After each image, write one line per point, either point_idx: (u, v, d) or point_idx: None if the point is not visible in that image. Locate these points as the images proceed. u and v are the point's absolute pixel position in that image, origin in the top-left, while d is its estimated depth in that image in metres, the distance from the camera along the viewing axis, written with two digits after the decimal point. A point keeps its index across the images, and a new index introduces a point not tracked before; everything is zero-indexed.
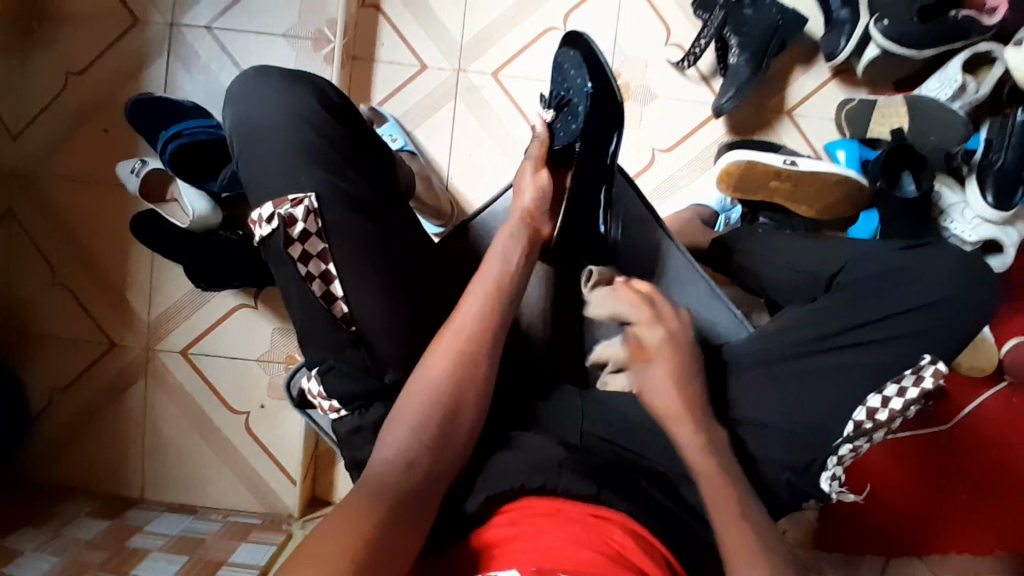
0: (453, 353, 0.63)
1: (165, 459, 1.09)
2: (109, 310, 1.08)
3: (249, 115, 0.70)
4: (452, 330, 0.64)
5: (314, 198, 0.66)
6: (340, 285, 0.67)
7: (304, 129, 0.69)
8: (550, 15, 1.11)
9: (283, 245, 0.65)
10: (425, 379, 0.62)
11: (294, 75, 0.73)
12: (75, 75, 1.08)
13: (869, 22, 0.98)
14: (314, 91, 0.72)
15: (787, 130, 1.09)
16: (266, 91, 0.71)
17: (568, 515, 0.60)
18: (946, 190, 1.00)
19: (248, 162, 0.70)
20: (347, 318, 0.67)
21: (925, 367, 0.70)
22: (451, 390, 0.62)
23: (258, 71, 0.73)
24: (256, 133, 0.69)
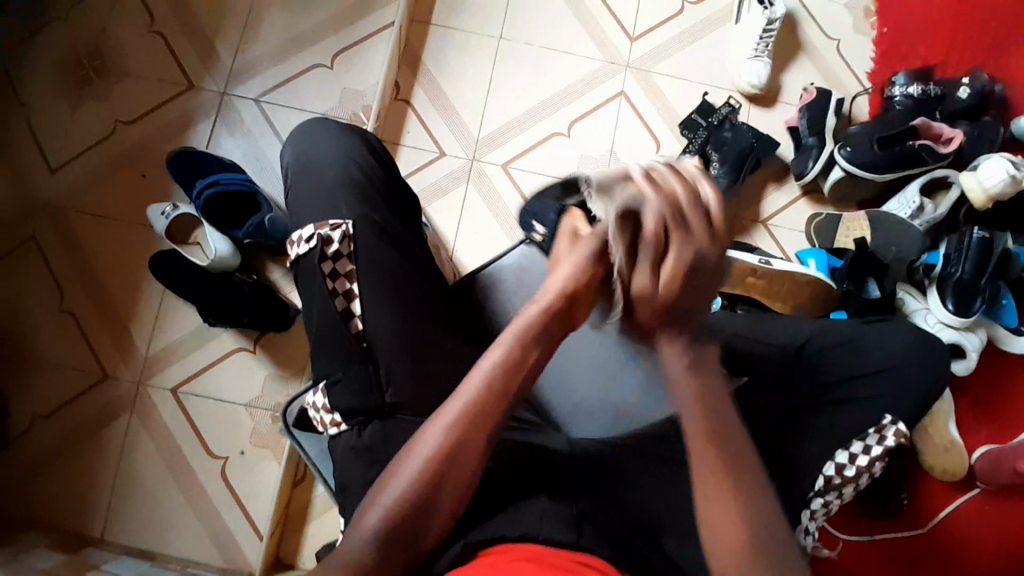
0: (454, 425, 0.60)
1: (133, 500, 1.05)
2: (110, 342, 1.10)
3: (307, 155, 0.81)
4: (459, 398, 0.61)
5: (351, 223, 0.76)
6: (359, 304, 0.73)
7: (353, 170, 0.80)
8: (557, 122, 1.27)
9: (317, 260, 0.73)
10: (422, 447, 0.60)
11: (349, 127, 0.85)
12: (125, 124, 1.19)
13: (834, 148, 1.15)
14: (364, 140, 0.84)
15: (762, 237, 1.22)
16: (322, 138, 0.83)
17: (548, 560, 0.59)
18: (909, 297, 1.10)
19: (299, 194, 0.81)
20: (361, 335, 0.72)
21: (887, 426, 0.78)
22: (449, 463, 0.59)
23: (319, 122, 0.85)
24: (312, 170, 0.80)
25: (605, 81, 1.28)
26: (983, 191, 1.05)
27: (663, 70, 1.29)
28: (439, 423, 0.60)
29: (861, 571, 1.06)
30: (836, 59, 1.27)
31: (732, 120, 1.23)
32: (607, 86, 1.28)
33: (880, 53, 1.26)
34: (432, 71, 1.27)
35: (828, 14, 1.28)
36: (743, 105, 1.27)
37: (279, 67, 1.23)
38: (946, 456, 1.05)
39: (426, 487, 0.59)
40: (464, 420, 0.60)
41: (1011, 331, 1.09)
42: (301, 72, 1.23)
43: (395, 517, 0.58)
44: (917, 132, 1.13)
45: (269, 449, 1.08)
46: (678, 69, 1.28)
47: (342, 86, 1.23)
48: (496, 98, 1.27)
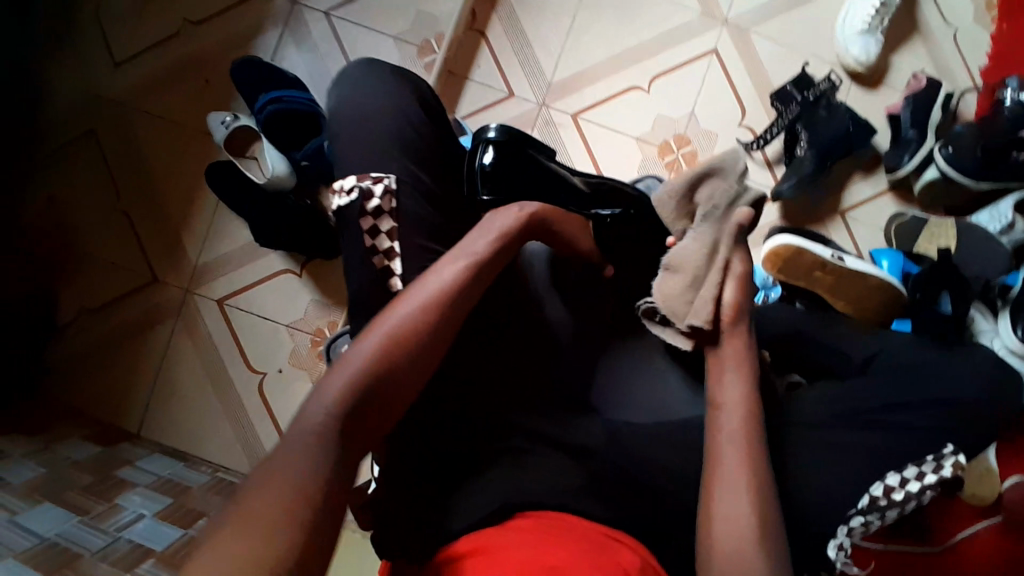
0: (423, 302, 0.62)
1: (171, 401, 1.09)
2: (161, 245, 1.11)
3: (354, 97, 0.79)
4: (433, 279, 0.64)
5: (394, 179, 0.73)
6: (399, 264, 0.72)
7: (402, 119, 0.77)
8: (637, 75, 1.18)
9: (357, 216, 0.71)
10: (391, 318, 0.61)
11: (398, 70, 0.82)
12: (193, 25, 1.15)
13: (934, 146, 1.05)
14: (414, 87, 0.81)
15: (837, 229, 1.15)
16: (373, 84, 0.79)
17: (581, 532, 0.62)
18: (979, 317, 1.00)
19: (341, 138, 0.78)
20: (399, 294, 0.71)
21: (946, 457, 0.76)
22: (417, 335, 0.61)
23: (369, 63, 0.82)
24: (358, 113, 0.78)
25: (696, 36, 1.18)
26: None
27: (762, 32, 1.18)
28: (411, 298, 0.63)
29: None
30: (955, 44, 1.14)
31: (829, 97, 1.11)
32: (696, 43, 1.18)
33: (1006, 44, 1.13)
34: (511, 4, 1.19)
35: None
36: (843, 83, 1.16)
37: None
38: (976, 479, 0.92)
39: (387, 360, 0.59)
40: (433, 304, 0.63)
41: None
42: None
43: (319, 421, 0.54)
44: None
45: (305, 371, 1.09)
46: (779, 33, 1.17)
47: (416, 12, 1.17)
48: (576, 42, 1.19)
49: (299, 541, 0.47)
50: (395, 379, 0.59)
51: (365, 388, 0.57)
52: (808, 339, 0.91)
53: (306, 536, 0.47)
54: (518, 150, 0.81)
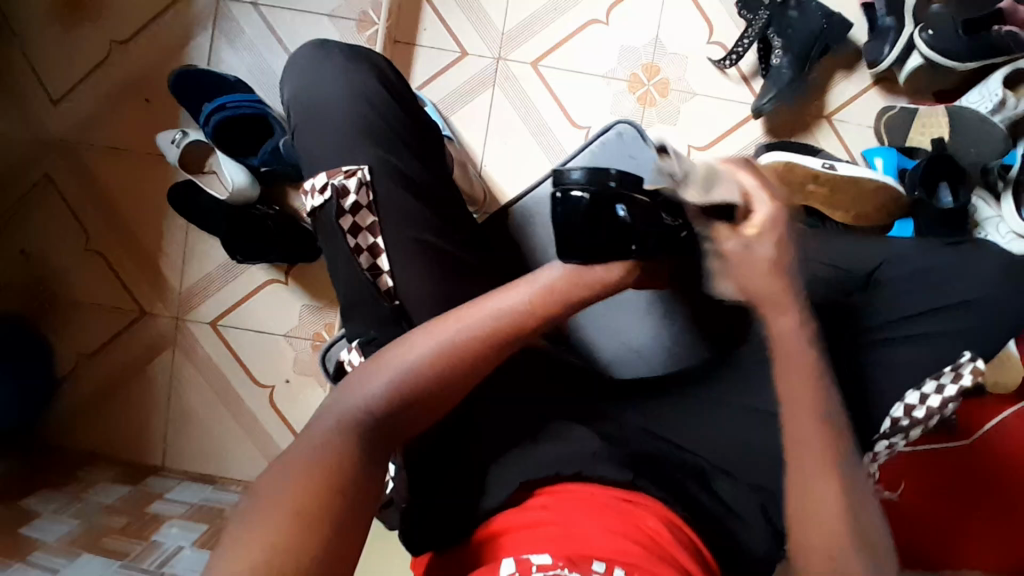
0: (480, 325, 0.59)
1: (186, 428, 1.10)
2: (142, 279, 1.10)
3: (309, 90, 0.75)
4: (493, 303, 0.61)
5: (367, 169, 0.70)
6: (387, 260, 0.69)
7: (364, 106, 0.74)
8: (592, 8, 1.11)
9: (336, 216, 0.69)
10: (440, 333, 0.58)
11: (353, 52, 0.78)
12: (120, 44, 1.09)
13: (914, 31, 0.99)
14: (372, 68, 0.77)
15: (825, 134, 1.08)
16: (327, 69, 0.76)
17: (601, 502, 0.59)
18: (981, 204, 0.96)
19: (302, 135, 0.75)
20: (391, 292, 0.69)
21: (964, 364, 0.72)
22: (467, 360, 0.58)
23: (321, 48, 0.78)
24: (317, 106, 0.74)
25: None
26: None
27: None
28: (464, 317, 0.60)
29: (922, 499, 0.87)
30: None
31: None
32: None
33: None
34: None
35: None
36: None
37: None
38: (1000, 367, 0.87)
39: (429, 378, 0.57)
40: (488, 334, 0.59)
41: None
42: None
43: (345, 414, 0.53)
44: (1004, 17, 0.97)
45: (314, 376, 1.09)
46: None
47: None
48: None
49: (325, 550, 0.46)
50: (434, 398, 0.57)
51: (403, 400, 0.56)
52: (806, 259, 0.81)
53: (333, 548, 0.46)
54: (599, 212, 0.58)
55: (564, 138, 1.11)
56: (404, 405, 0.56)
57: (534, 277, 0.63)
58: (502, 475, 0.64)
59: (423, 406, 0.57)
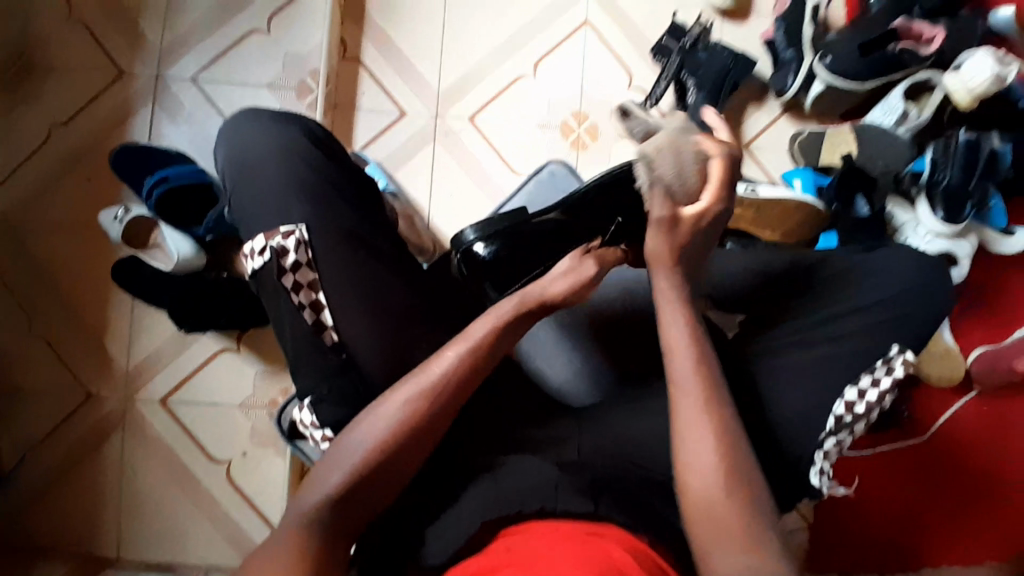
0: (420, 399, 0.63)
1: (140, 515, 1.04)
2: (87, 361, 1.06)
3: (241, 156, 0.74)
4: (429, 374, 0.64)
5: (305, 228, 0.70)
6: (330, 315, 0.70)
7: (298, 168, 0.73)
8: (519, 64, 1.18)
9: (276, 275, 0.68)
10: (385, 417, 0.62)
11: (282, 117, 0.78)
12: (60, 127, 1.10)
13: (814, 60, 1.09)
14: (303, 132, 0.77)
15: (745, 163, 1.17)
16: (258, 136, 0.75)
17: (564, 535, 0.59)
18: (898, 210, 1.06)
19: (237, 199, 0.74)
20: (337, 346, 0.69)
21: (894, 357, 0.77)
22: (413, 433, 0.62)
23: (249, 116, 0.78)
24: (249, 170, 0.73)
25: (565, 13, 1.20)
26: (968, 93, 1.00)
27: None
28: (405, 396, 0.63)
29: (875, 487, 1.06)
30: None
31: (706, 39, 1.14)
32: (567, 20, 1.19)
33: None
34: (379, 24, 1.18)
35: None
36: (714, 22, 1.19)
37: (212, 41, 1.13)
38: (943, 363, 1.04)
39: (392, 444, 0.61)
40: (438, 396, 0.63)
41: (1000, 231, 1.05)
42: (238, 41, 1.13)
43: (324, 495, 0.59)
44: (897, 35, 1.07)
45: (270, 446, 1.06)
46: None
47: (284, 53, 1.14)
48: (452, 45, 1.18)
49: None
50: (393, 474, 0.61)
51: (362, 483, 0.60)
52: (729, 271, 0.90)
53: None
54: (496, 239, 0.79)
55: (505, 186, 1.16)
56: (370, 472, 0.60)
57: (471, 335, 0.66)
58: (466, 519, 0.64)
59: (384, 480, 0.61)
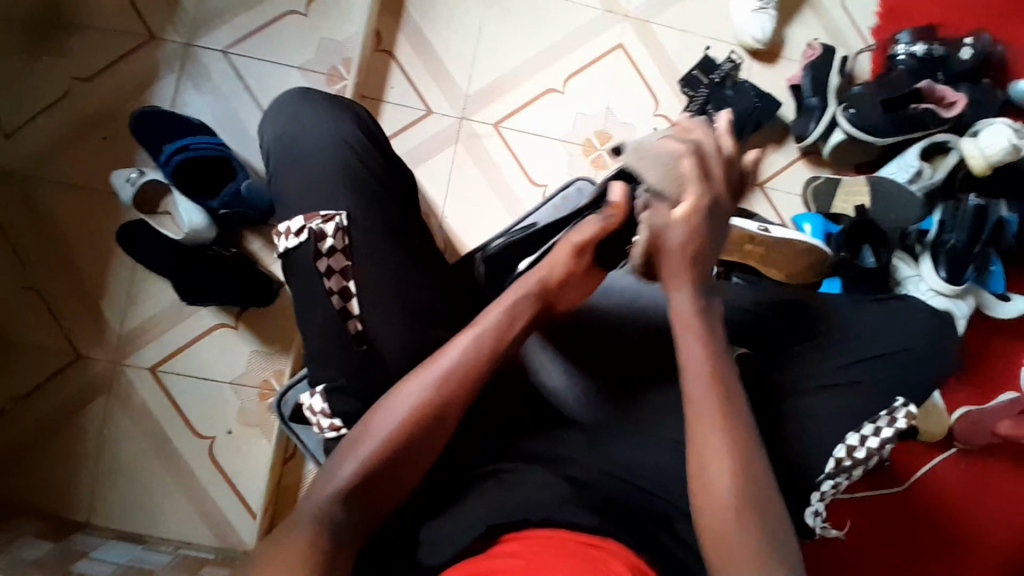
0: (426, 394, 0.62)
1: (118, 482, 1.02)
2: (82, 320, 1.04)
3: (294, 134, 0.76)
4: (441, 366, 0.63)
5: (345, 216, 0.71)
6: (358, 303, 0.70)
7: (348, 152, 0.75)
8: (550, 77, 1.19)
9: (313, 258, 0.69)
10: (399, 407, 0.61)
11: (337, 102, 0.80)
12: (81, 81, 1.08)
13: (837, 110, 1.11)
14: (355, 117, 0.79)
15: (758, 201, 1.19)
16: (314, 118, 0.77)
17: (566, 552, 0.56)
18: (901, 265, 1.09)
19: (281, 174, 0.75)
20: (360, 337, 0.70)
21: (898, 408, 0.78)
22: (418, 426, 0.61)
23: (303, 95, 0.80)
24: (299, 149, 0.75)
25: (602, 31, 1.20)
26: (983, 158, 1.03)
27: (663, 21, 1.21)
28: (413, 390, 0.62)
29: (865, 538, 1.07)
30: (842, 12, 1.21)
31: (733, 77, 1.18)
32: (602, 40, 1.20)
33: (886, 6, 1.20)
34: (415, 19, 1.17)
35: None
36: (744, 61, 1.21)
37: (247, 16, 1.12)
38: (930, 420, 1.06)
39: (412, 433, 0.61)
40: (452, 384, 0.63)
41: (997, 296, 1.09)
42: (272, 20, 1.12)
43: (346, 488, 0.58)
44: (921, 95, 1.10)
45: (258, 429, 1.05)
46: (678, 21, 1.21)
47: (319, 37, 1.13)
48: (486, 48, 1.18)
49: None
50: (414, 462, 0.61)
51: (372, 480, 0.59)
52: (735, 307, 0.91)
53: None
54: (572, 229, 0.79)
55: (523, 195, 1.16)
56: (386, 462, 0.60)
57: (483, 318, 0.67)
58: (468, 524, 0.63)
59: (396, 473, 0.61)
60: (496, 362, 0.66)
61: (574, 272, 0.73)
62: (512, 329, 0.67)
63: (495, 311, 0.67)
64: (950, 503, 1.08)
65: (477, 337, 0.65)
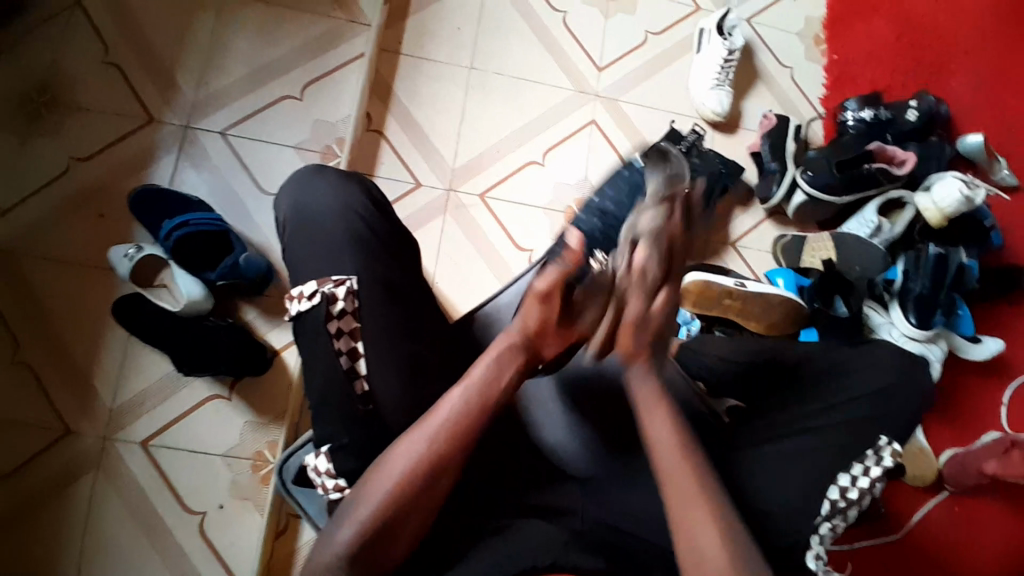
0: (424, 448, 0.62)
1: (101, 564, 0.98)
2: (71, 395, 1.03)
3: (304, 208, 0.79)
4: (435, 419, 0.63)
5: (356, 279, 0.74)
6: (365, 364, 0.72)
7: (356, 221, 0.78)
8: (530, 150, 1.27)
9: (323, 319, 0.70)
10: (397, 463, 0.61)
11: (347, 177, 0.84)
12: (81, 161, 1.13)
13: (797, 173, 1.21)
14: (363, 191, 0.83)
15: (732, 258, 1.26)
16: (324, 191, 0.80)
17: None
18: (873, 312, 1.16)
19: (293, 243, 0.78)
20: (365, 396, 0.70)
21: (883, 448, 0.80)
22: (418, 484, 0.61)
23: (316, 171, 0.84)
24: (307, 217, 0.79)
25: (577, 109, 1.30)
26: (937, 210, 1.12)
27: (631, 98, 1.32)
28: (410, 446, 0.62)
29: None
30: (793, 87, 1.34)
31: (698, 146, 1.25)
32: (576, 116, 1.30)
33: (833, 80, 1.34)
34: (403, 100, 1.26)
35: (781, 44, 1.35)
36: (708, 132, 1.31)
37: (246, 101, 1.20)
38: (920, 463, 1.08)
39: (412, 489, 0.60)
40: (447, 435, 0.63)
41: (968, 339, 1.15)
42: (270, 104, 1.20)
43: (353, 546, 0.59)
44: (873, 156, 1.19)
45: (250, 500, 1.03)
46: (646, 97, 1.32)
47: (314, 119, 1.21)
48: (470, 127, 1.27)
49: None
50: (416, 516, 0.61)
51: (375, 536, 0.59)
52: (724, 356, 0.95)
53: None
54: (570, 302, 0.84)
55: (509, 259, 1.22)
56: (392, 519, 0.60)
57: (471, 371, 0.67)
58: None
59: (400, 529, 0.60)
60: (492, 412, 0.66)
61: (546, 323, 0.70)
62: (502, 382, 0.66)
63: (483, 367, 0.66)
64: (942, 549, 1.09)
65: (466, 393, 0.65)
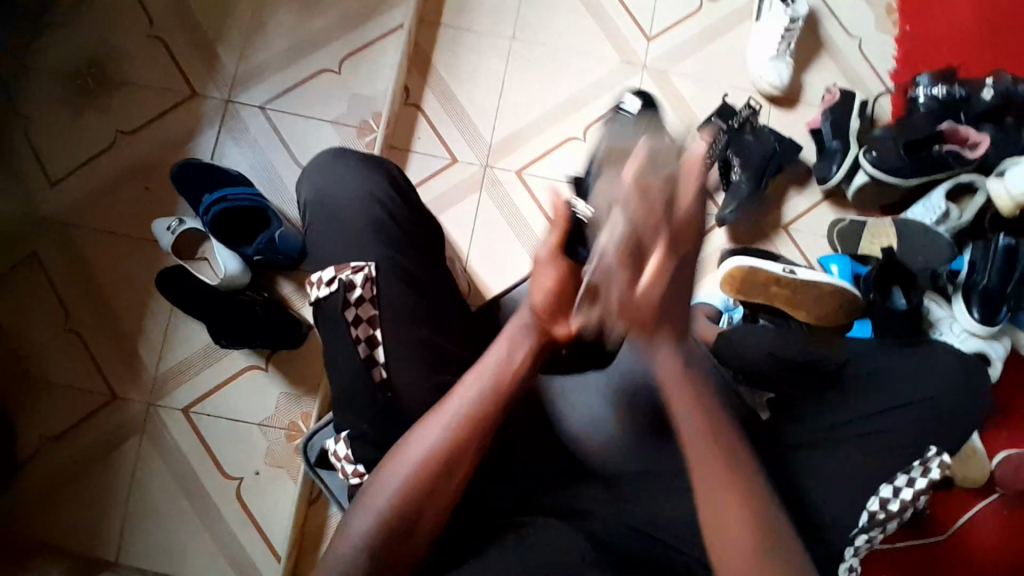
0: (440, 438, 0.61)
1: (146, 521, 1.03)
2: (118, 361, 1.08)
3: (325, 193, 0.79)
4: (449, 409, 0.62)
5: (374, 265, 0.73)
6: (383, 351, 0.71)
7: (377, 208, 0.78)
8: (571, 126, 1.22)
9: (340, 308, 0.70)
10: (413, 452, 0.61)
11: (369, 160, 0.84)
12: (127, 134, 1.16)
13: (859, 153, 1.12)
14: (386, 174, 0.82)
15: (783, 243, 1.19)
16: (345, 176, 0.80)
17: None
18: (934, 306, 1.06)
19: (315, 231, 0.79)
20: (384, 383, 0.70)
21: (931, 458, 0.74)
22: (433, 474, 0.60)
23: (339, 155, 0.83)
24: (329, 204, 0.79)
25: (622, 81, 1.24)
26: (1010, 198, 1.01)
27: (680, 71, 1.24)
28: (427, 435, 0.61)
29: None
30: (860, 58, 1.23)
31: (752, 122, 1.17)
32: (621, 90, 1.24)
33: (905, 50, 1.23)
34: (440, 73, 1.23)
35: (849, 10, 1.24)
36: (763, 107, 1.23)
37: (284, 75, 1.19)
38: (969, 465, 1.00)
39: (425, 479, 0.60)
40: (462, 426, 0.61)
41: None
42: (308, 78, 1.20)
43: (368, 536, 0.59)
44: (943, 136, 1.09)
45: (285, 469, 1.06)
46: (696, 69, 1.24)
47: (351, 93, 1.20)
48: (508, 102, 1.23)
49: None
50: (430, 507, 0.61)
51: (389, 530, 0.60)
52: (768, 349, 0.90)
53: None
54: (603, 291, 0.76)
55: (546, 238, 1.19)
56: (408, 513, 0.60)
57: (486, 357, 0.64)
58: None
59: (416, 522, 0.61)
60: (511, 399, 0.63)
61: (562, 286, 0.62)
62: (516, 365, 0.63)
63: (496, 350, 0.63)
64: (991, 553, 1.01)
65: (481, 383, 0.63)
